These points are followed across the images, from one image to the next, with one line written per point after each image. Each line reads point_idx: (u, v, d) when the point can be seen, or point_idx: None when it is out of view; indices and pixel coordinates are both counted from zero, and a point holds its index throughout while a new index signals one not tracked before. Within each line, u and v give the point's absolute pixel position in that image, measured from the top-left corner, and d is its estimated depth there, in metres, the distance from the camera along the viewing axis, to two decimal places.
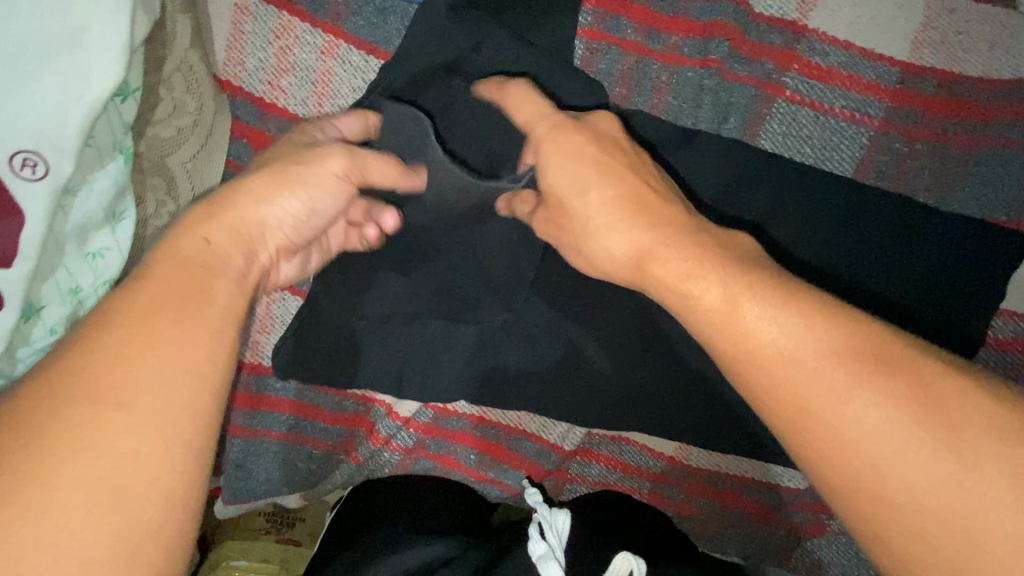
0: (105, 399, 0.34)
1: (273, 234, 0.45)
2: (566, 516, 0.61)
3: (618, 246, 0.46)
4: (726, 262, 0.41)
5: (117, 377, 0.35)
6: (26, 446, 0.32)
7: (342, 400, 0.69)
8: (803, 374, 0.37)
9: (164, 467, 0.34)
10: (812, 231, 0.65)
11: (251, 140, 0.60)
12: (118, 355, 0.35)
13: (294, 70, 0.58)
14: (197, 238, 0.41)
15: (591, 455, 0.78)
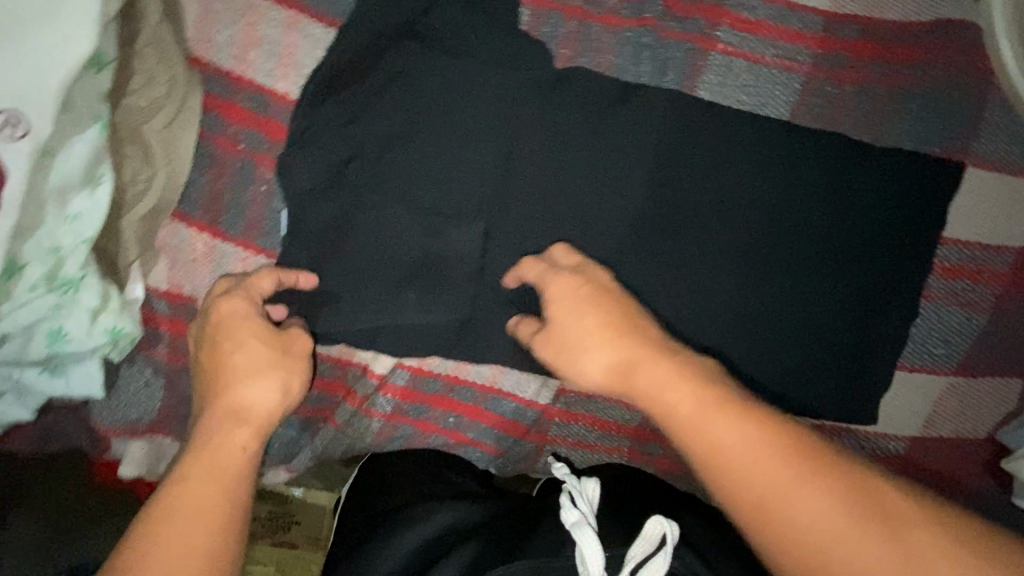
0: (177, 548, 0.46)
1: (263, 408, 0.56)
2: (597, 484, 0.62)
3: (588, 367, 0.57)
4: (691, 370, 0.51)
5: (182, 536, 0.46)
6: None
7: (320, 363, 0.73)
8: (753, 470, 0.44)
9: None
10: (748, 189, 0.70)
11: (222, 111, 0.63)
12: (183, 519, 0.47)
13: (260, 44, 0.63)
14: (231, 448, 0.53)
15: (568, 414, 0.80)
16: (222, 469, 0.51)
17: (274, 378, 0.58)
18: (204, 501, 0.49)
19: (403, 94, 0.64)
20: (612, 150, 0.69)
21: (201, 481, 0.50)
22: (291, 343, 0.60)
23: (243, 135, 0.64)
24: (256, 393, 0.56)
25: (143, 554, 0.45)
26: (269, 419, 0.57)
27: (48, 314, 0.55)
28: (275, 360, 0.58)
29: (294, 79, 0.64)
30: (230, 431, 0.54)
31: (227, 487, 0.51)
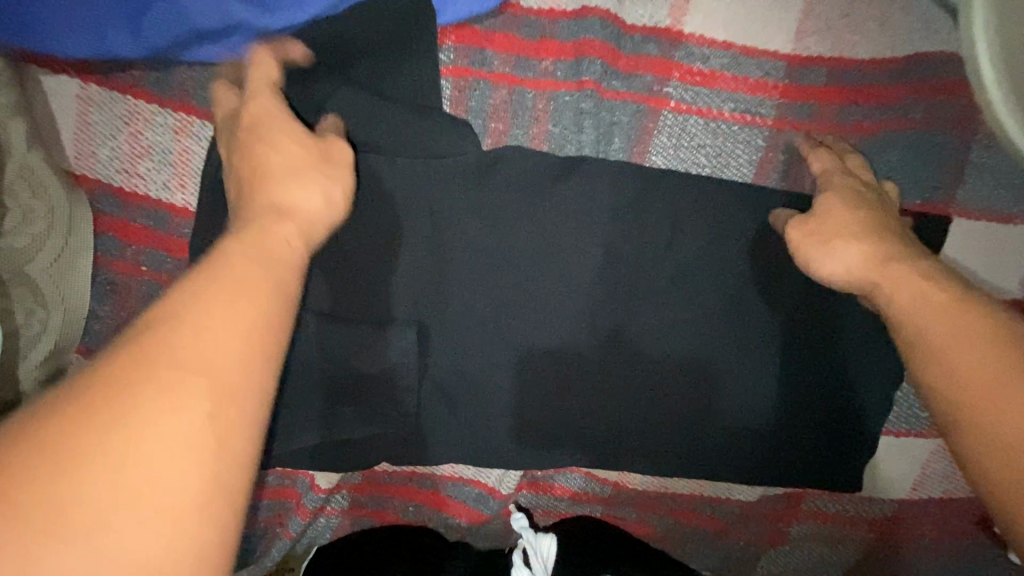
0: (187, 371, 0.30)
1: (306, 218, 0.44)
2: (551, 540, 0.69)
3: (830, 267, 0.54)
4: (893, 250, 0.52)
5: (197, 346, 0.31)
6: (122, 374, 0.29)
7: (265, 475, 0.68)
8: (934, 319, 0.45)
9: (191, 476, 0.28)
10: (714, 262, 0.63)
11: (118, 233, 0.57)
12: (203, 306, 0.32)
13: (150, 154, 0.56)
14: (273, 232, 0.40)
15: (534, 493, 0.76)
16: (280, 259, 0.38)
17: (324, 185, 0.46)
18: (252, 291, 0.34)
19: None
20: (556, 233, 0.62)
21: (254, 269, 0.36)
22: (333, 151, 0.49)
23: (143, 256, 0.58)
24: (308, 201, 0.45)
25: (162, 333, 0.31)
26: (317, 224, 0.45)
27: None
28: (325, 175, 0.47)
29: (193, 189, 0.57)
30: (274, 221, 0.41)
31: (282, 285, 0.37)
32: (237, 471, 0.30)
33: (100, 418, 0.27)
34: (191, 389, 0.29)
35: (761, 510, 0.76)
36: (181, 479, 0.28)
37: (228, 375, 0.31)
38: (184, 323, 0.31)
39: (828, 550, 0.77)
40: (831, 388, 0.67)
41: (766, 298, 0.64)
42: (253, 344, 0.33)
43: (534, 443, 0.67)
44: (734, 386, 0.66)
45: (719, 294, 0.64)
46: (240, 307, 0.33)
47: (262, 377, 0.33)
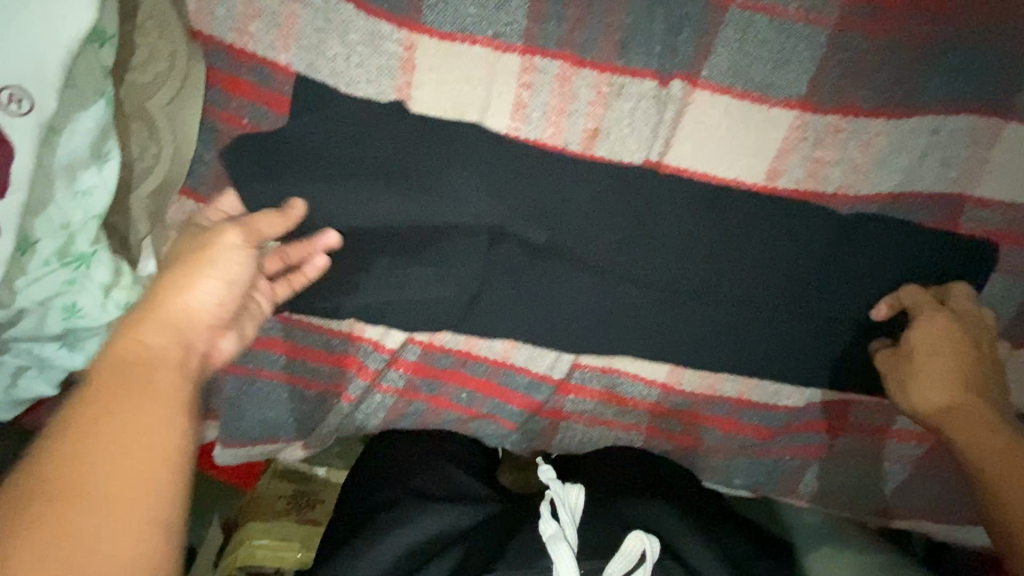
0: (128, 428, 0.39)
1: (196, 302, 0.48)
2: (581, 491, 0.64)
3: (910, 386, 0.64)
4: (982, 393, 0.61)
5: (129, 410, 0.40)
6: (61, 455, 0.37)
7: (331, 339, 0.70)
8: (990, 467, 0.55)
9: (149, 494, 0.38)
10: (770, 158, 0.67)
11: (226, 86, 0.63)
12: (127, 387, 0.41)
13: (260, 16, 0.61)
14: (136, 337, 0.44)
15: (583, 391, 0.76)
16: (156, 360, 0.43)
17: (198, 276, 0.48)
18: (110, 394, 0.40)
19: (418, 60, 0.64)
20: (627, 119, 0.67)
21: (104, 378, 0.41)
22: (212, 240, 0.51)
23: (249, 110, 0.63)
24: (184, 296, 0.47)
25: (90, 413, 0.39)
26: (199, 314, 0.48)
27: (61, 289, 0.56)
28: (201, 268, 0.49)
29: (296, 51, 0.62)
30: (138, 325, 0.45)
31: (143, 382, 0.42)
32: (122, 552, 0.36)
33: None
34: (83, 502, 0.36)
35: (805, 420, 0.77)
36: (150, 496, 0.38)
37: (93, 483, 0.37)
38: (108, 399, 0.40)
39: (872, 466, 0.78)
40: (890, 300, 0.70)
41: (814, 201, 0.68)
42: (132, 446, 0.39)
43: (585, 322, 0.71)
44: (800, 299, 0.69)
45: (776, 194, 0.68)
46: (102, 426, 0.39)
47: (140, 460, 0.38)
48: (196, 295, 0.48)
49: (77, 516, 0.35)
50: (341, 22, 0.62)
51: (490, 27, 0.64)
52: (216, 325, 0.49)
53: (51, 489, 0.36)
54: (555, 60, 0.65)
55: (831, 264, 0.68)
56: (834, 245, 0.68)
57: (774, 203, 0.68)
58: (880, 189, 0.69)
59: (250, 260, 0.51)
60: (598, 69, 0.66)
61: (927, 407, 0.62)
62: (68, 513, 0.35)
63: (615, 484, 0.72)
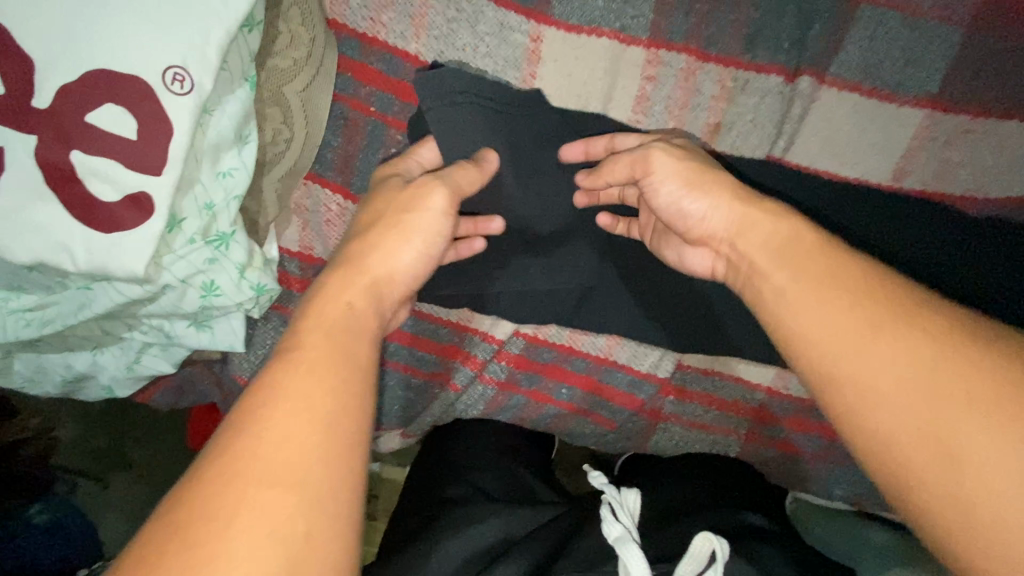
0: (322, 374, 0.44)
1: (398, 271, 0.54)
2: (637, 497, 0.62)
3: (694, 207, 0.55)
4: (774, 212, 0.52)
5: (325, 361, 0.45)
6: (270, 399, 0.42)
7: (440, 328, 0.70)
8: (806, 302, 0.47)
9: (334, 435, 0.42)
10: (896, 160, 0.66)
11: (355, 73, 0.64)
12: (326, 341, 0.46)
13: (393, 5, 0.62)
14: (343, 303, 0.49)
15: (685, 393, 0.75)
16: (354, 321, 0.48)
17: (403, 244, 0.54)
18: (323, 361, 0.45)
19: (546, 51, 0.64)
20: (751, 116, 0.66)
21: (319, 342, 0.46)
22: (418, 199, 0.55)
23: (377, 97, 0.64)
24: (385, 263, 0.53)
25: (293, 361, 0.44)
26: (391, 282, 0.53)
27: (203, 267, 0.57)
28: (406, 233, 0.54)
29: (426, 40, 0.63)
30: (341, 290, 0.50)
31: (351, 355, 0.46)
32: (327, 521, 0.39)
33: (218, 490, 0.38)
34: (302, 464, 0.40)
35: None
36: (336, 438, 0.42)
37: (308, 453, 0.40)
38: (308, 351, 0.45)
39: None
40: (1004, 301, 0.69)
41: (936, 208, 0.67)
42: (330, 394, 0.43)
43: (697, 321, 0.69)
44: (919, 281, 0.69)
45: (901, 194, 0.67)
46: (310, 382, 0.43)
47: (332, 405, 0.43)
48: (397, 261, 0.54)
49: (293, 464, 0.40)
50: (472, 12, 0.62)
51: (618, 20, 0.64)
52: (410, 288, 0.55)
53: (277, 448, 0.40)
54: (680, 54, 0.65)
55: (949, 271, 0.69)
56: (948, 253, 0.69)
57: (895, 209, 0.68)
58: (1009, 194, 0.67)
59: (445, 226, 0.56)
60: (723, 64, 0.65)
61: (753, 266, 0.52)
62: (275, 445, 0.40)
63: (676, 492, 0.69)
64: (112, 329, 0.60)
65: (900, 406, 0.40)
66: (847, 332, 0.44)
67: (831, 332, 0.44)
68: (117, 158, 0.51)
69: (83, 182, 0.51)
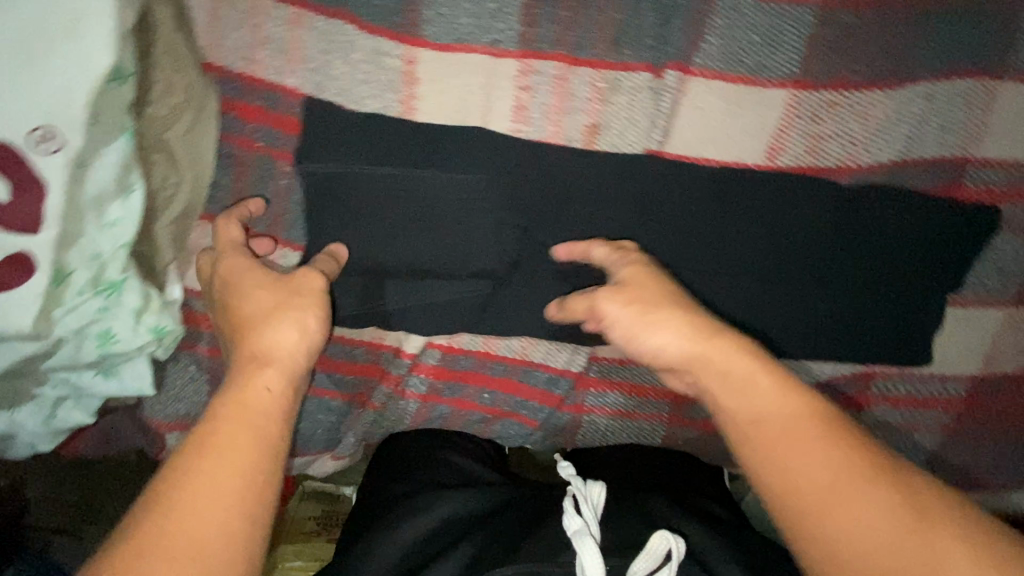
0: (231, 459, 0.44)
1: (292, 347, 0.53)
2: (602, 490, 0.61)
3: (650, 341, 0.55)
4: (691, 310, 0.55)
5: (233, 446, 0.45)
6: (179, 491, 0.42)
7: (353, 349, 0.73)
8: (738, 400, 0.50)
9: (234, 525, 0.42)
10: (767, 139, 0.69)
11: (240, 113, 0.66)
12: (234, 424, 0.46)
13: (268, 44, 0.65)
14: (258, 389, 0.49)
15: (604, 384, 0.77)
16: (266, 404, 0.48)
17: (298, 322, 0.54)
18: (234, 450, 0.45)
19: (422, 71, 0.67)
20: (626, 114, 0.69)
21: (229, 427, 0.46)
22: (300, 285, 0.57)
23: (264, 133, 0.66)
24: (282, 339, 0.53)
25: (200, 449, 0.44)
26: (298, 360, 0.53)
27: (96, 316, 0.59)
28: (298, 307, 0.55)
29: (303, 74, 0.65)
30: (254, 375, 0.50)
31: (264, 445, 0.46)
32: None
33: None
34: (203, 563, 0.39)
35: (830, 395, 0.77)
36: (238, 528, 0.42)
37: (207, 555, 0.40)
38: (215, 436, 0.45)
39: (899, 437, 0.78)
40: (905, 279, 0.71)
41: (816, 181, 0.69)
42: (237, 482, 0.43)
43: None
44: (841, 281, 0.72)
45: (779, 171, 0.69)
46: (218, 471, 0.43)
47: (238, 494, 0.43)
48: (297, 332, 0.54)
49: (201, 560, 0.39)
50: (343, 42, 0.65)
51: (486, 35, 0.67)
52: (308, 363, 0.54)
53: (170, 547, 0.39)
54: (551, 61, 0.68)
55: (845, 265, 0.71)
56: (844, 247, 0.71)
57: (788, 202, 0.70)
58: (881, 160, 0.69)
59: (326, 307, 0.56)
60: (593, 66, 0.68)
61: (708, 382, 0.53)
62: (173, 540, 0.40)
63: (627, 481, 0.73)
64: (18, 389, 0.60)
65: (848, 528, 0.43)
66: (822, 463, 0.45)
67: (795, 446, 0.46)
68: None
69: None
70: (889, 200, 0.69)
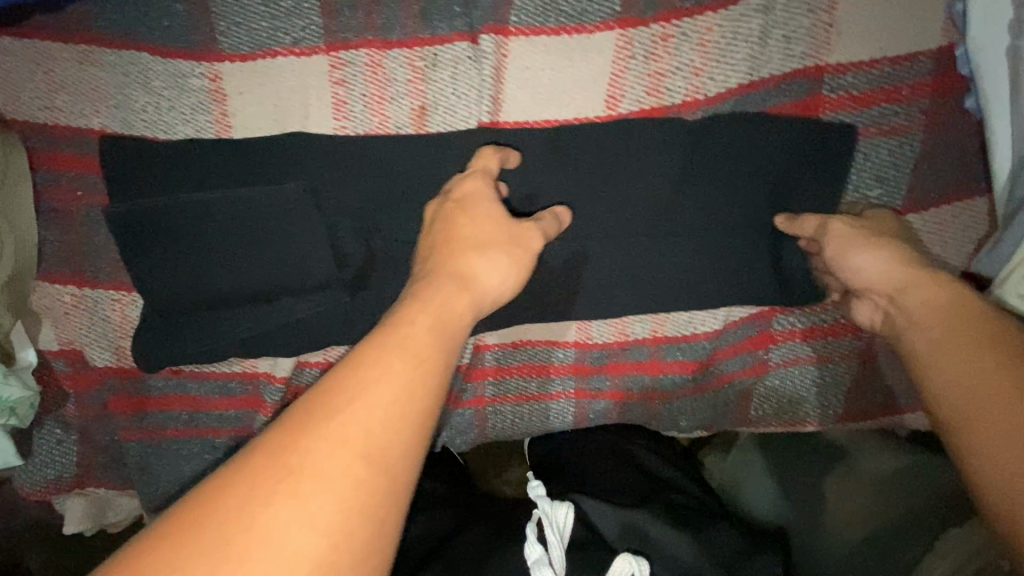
0: (420, 363, 0.43)
1: (486, 292, 0.52)
2: (569, 510, 0.60)
3: (857, 260, 0.58)
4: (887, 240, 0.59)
5: (416, 353, 0.43)
6: (353, 379, 0.40)
7: (227, 382, 0.68)
8: (926, 312, 0.53)
9: (395, 439, 0.39)
10: (603, 87, 0.65)
11: (52, 164, 0.63)
12: (421, 331, 0.45)
13: (65, 87, 0.62)
14: (449, 305, 0.48)
15: (500, 370, 0.75)
16: (449, 324, 0.47)
17: (507, 265, 0.54)
18: (419, 357, 0.43)
19: (231, 85, 0.64)
20: (452, 89, 0.65)
21: (421, 339, 0.44)
22: (523, 235, 0.56)
23: (80, 180, 0.64)
24: (492, 280, 0.53)
25: (384, 346, 0.43)
26: (484, 296, 0.52)
27: None
28: (500, 244, 0.55)
29: (106, 112, 0.63)
30: (450, 292, 0.49)
31: (441, 366, 0.44)
32: (369, 538, 0.37)
33: (291, 451, 0.37)
34: (386, 470, 0.38)
35: (731, 341, 0.73)
36: (399, 444, 0.40)
37: (365, 464, 0.38)
38: (406, 333, 0.44)
39: (812, 373, 0.74)
40: (791, 201, 0.66)
41: (662, 125, 0.65)
42: (414, 393, 0.41)
43: None
44: (736, 222, 0.67)
45: (623, 118, 0.65)
46: (398, 373, 0.41)
47: (410, 405, 0.41)
48: (505, 276, 0.54)
49: (364, 463, 0.38)
50: (140, 72, 0.63)
51: (287, 35, 0.63)
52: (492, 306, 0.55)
53: (367, 440, 0.38)
54: (361, 49, 0.64)
55: (737, 205, 0.67)
56: (730, 187, 0.66)
57: (653, 151, 0.65)
58: (728, 86, 0.64)
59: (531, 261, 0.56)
60: (408, 46, 0.64)
61: (895, 300, 0.56)
62: (335, 430, 0.38)
63: (581, 473, 0.74)
64: None
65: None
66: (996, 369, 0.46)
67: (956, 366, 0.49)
68: None
69: None
70: (742, 128, 0.65)
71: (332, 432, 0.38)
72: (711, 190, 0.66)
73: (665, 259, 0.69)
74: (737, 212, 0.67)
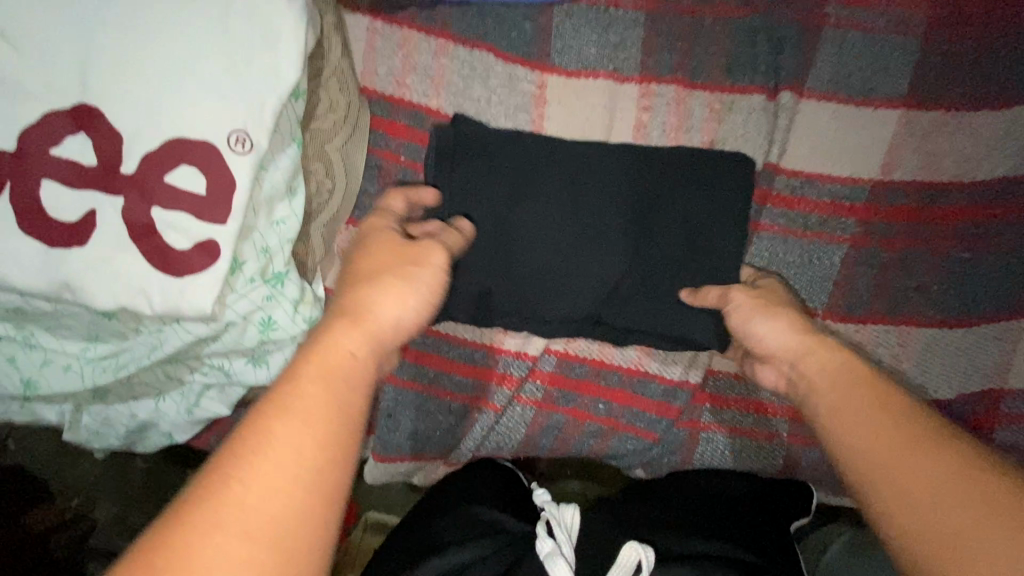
0: (282, 413, 0.43)
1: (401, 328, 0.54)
2: (575, 510, 0.65)
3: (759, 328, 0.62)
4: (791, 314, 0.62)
5: (307, 411, 0.44)
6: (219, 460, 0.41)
7: (474, 351, 0.76)
8: (810, 368, 0.57)
9: (279, 498, 0.40)
10: (877, 156, 0.72)
11: (387, 129, 0.74)
12: (280, 404, 0.44)
13: (416, 70, 0.72)
14: (344, 351, 0.48)
15: (722, 401, 0.77)
16: (350, 374, 0.48)
17: (407, 293, 0.54)
18: (319, 412, 0.44)
19: (555, 96, 0.73)
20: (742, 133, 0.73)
21: (317, 395, 0.45)
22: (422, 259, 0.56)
23: (407, 147, 0.74)
24: (388, 314, 0.53)
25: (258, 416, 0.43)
26: (382, 334, 0.52)
27: (261, 303, 0.64)
28: (407, 281, 0.55)
29: (446, 96, 0.73)
30: (346, 336, 0.49)
31: (346, 412, 0.46)
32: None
33: (172, 535, 0.37)
34: (278, 536, 0.39)
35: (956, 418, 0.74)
36: (286, 500, 0.41)
37: (269, 531, 0.39)
38: (280, 399, 0.44)
39: None
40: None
41: (923, 198, 0.72)
42: (298, 455, 0.42)
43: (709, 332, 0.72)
44: (977, 300, 0.73)
45: (892, 186, 0.72)
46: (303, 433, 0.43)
47: (277, 463, 0.41)
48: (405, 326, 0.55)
49: (265, 534, 0.39)
50: (484, 69, 0.72)
51: (611, 63, 0.73)
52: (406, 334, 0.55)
53: (259, 515, 0.39)
54: (669, 85, 0.73)
55: (982, 284, 0.72)
56: (977, 272, 0.72)
57: (909, 219, 0.73)
58: (994, 175, 0.71)
59: (443, 279, 0.57)
60: (709, 90, 0.72)
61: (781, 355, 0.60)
62: (211, 512, 0.39)
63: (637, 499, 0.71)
64: (176, 372, 0.67)
65: (915, 485, 0.45)
66: (891, 431, 0.49)
67: (853, 414, 0.52)
68: (190, 210, 0.58)
69: (161, 234, 0.58)
70: (996, 215, 0.71)
71: (222, 515, 0.39)
72: (963, 269, 0.72)
73: (902, 317, 0.74)
74: (981, 291, 0.72)
